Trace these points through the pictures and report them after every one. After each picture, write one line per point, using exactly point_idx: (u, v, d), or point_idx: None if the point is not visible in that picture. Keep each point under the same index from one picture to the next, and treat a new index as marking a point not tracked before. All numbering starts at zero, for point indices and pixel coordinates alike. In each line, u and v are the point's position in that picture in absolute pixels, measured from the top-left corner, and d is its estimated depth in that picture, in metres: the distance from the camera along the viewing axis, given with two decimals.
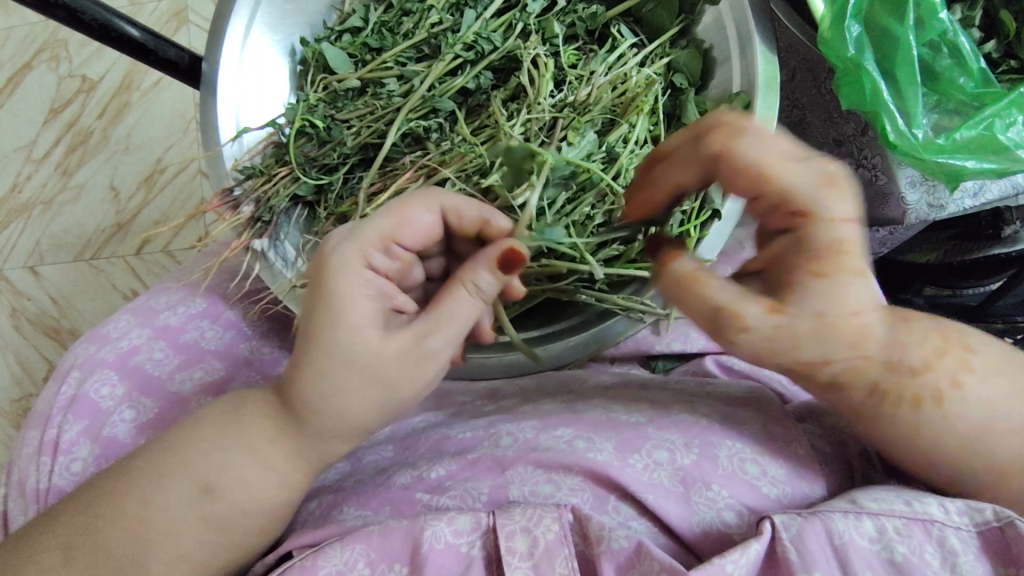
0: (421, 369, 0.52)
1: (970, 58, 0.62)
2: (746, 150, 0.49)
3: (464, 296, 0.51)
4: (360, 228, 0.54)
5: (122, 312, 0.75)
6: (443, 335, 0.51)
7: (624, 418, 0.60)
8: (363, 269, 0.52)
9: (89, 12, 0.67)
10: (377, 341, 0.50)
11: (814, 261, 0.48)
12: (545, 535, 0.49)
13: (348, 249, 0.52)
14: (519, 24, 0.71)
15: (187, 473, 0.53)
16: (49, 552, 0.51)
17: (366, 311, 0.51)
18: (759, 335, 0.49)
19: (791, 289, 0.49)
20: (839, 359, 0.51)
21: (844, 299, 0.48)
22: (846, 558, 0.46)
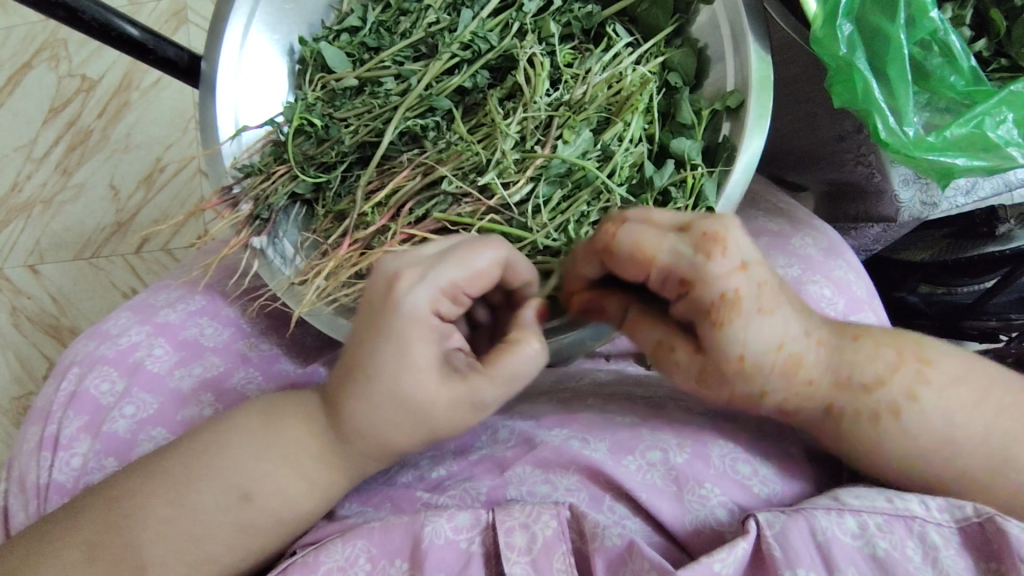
0: (470, 416, 0.52)
1: (960, 57, 0.63)
2: (624, 240, 0.53)
3: (528, 352, 0.51)
4: (435, 270, 0.52)
5: (122, 310, 0.76)
6: (497, 389, 0.51)
7: (620, 418, 0.60)
8: (433, 316, 0.51)
9: (90, 11, 0.67)
10: (434, 388, 0.50)
11: (710, 318, 0.51)
12: (543, 531, 0.50)
13: (422, 292, 0.51)
14: (515, 23, 0.72)
15: (219, 480, 0.53)
16: (73, 546, 0.52)
17: (429, 359, 0.50)
18: (690, 371, 0.55)
19: (705, 342, 0.52)
20: (772, 391, 0.54)
21: (756, 338, 0.51)
22: (829, 553, 0.47)
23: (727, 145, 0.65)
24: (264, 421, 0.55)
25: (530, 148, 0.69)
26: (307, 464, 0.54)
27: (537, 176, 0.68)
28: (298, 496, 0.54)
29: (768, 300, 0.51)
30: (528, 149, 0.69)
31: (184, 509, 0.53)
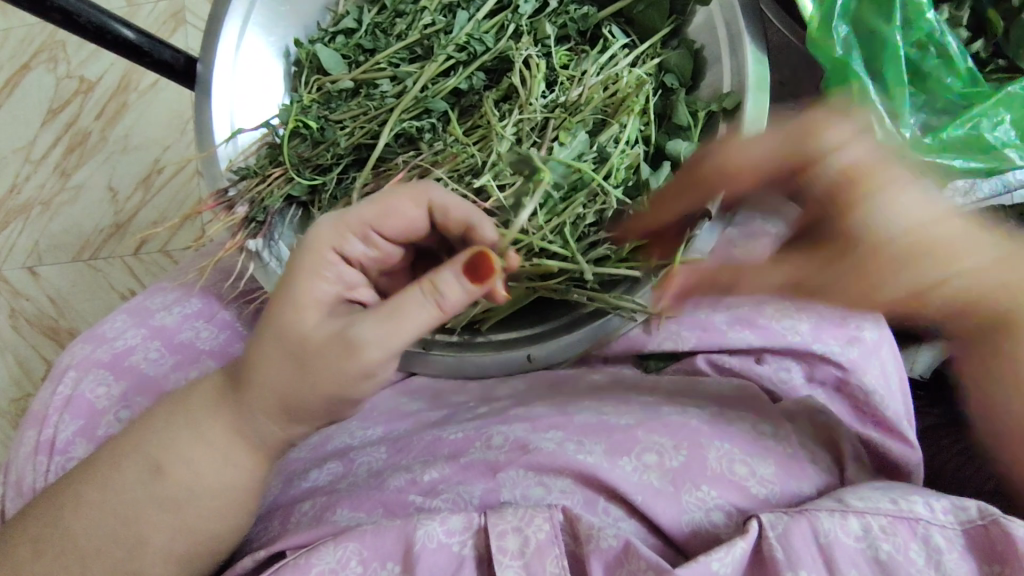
0: (344, 360, 0.49)
1: (956, 59, 0.63)
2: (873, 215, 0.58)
3: (416, 296, 0.47)
4: (344, 211, 0.55)
5: (118, 312, 0.75)
6: (371, 327, 0.48)
7: (615, 421, 0.60)
8: (331, 256, 0.53)
9: (85, 14, 0.67)
10: (312, 320, 0.50)
11: (852, 208, 0.59)
12: (536, 535, 0.50)
13: (325, 228, 0.54)
14: (512, 25, 0.72)
15: (135, 455, 0.54)
16: (20, 543, 0.53)
17: (314, 292, 0.51)
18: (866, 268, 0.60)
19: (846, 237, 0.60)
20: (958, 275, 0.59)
21: (905, 205, 0.59)
22: (831, 555, 0.47)
23: (723, 146, 0.65)
24: (180, 401, 0.57)
25: (526, 150, 0.69)
26: (225, 436, 0.54)
27: None
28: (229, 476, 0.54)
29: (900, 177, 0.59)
30: (524, 150, 0.69)
31: (115, 491, 0.53)
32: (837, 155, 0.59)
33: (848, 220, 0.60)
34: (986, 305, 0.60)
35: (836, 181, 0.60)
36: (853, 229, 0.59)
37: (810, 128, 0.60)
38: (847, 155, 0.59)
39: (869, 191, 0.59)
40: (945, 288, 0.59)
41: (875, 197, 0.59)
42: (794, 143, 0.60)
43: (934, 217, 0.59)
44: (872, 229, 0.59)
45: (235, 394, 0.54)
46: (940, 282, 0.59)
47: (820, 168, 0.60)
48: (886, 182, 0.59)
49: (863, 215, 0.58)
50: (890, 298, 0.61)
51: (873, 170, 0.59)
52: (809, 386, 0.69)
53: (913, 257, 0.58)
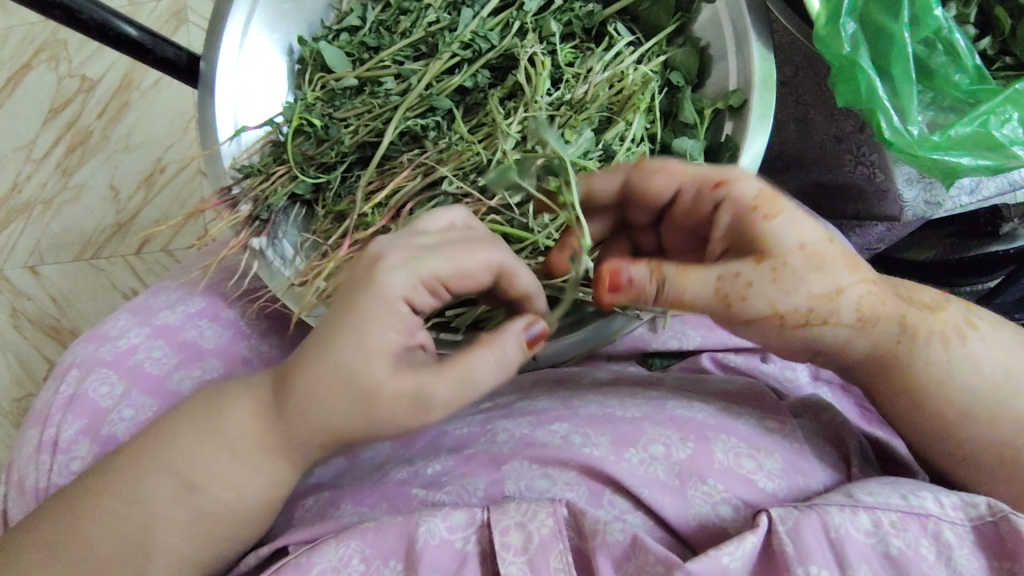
0: (411, 418, 0.48)
1: (964, 55, 0.63)
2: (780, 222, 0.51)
3: (490, 360, 0.49)
4: (418, 257, 0.50)
5: (121, 312, 0.75)
6: (444, 390, 0.48)
7: (621, 413, 0.59)
8: (401, 305, 0.49)
9: (87, 12, 0.67)
10: (384, 373, 0.48)
11: (759, 210, 0.52)
12: (539, 530, 0.49)
13: (399, 276, 0.49)
14: (516, 22, 0.71)
15: (158, 467, 0.52)
16: (32, 552, 0.51)
17: (385, 343, 0.48)
18: (763, 286, 0.51)
19: (758, 239, 0.52)
20: (845, 286, 0.52)
21: (799, 223, 0.51)
22: (842, 553, 0.46)
23: (730, 144, 0.64)
24: (205, 410, 0.54)
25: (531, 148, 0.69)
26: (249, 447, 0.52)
27: None
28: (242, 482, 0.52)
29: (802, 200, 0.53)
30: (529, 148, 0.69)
31: (132, 501, 0.52)
32: (730, 191, 0.53)
33: (756, 229, 0.52)
34: (880, 334, 0.54)
35: (737, 204, 0.52)
36: (704, 286, 0.52)
37: (724, 167, 0.54)
38: (749, 187, 0.52)
39: (764, 218, 0.51)
40: (840, 327, 0.53)
41: (771, 226, 0.51)
42: (705, 168, 0.55)
43: (831, 250, 0.52)
44: (744, 288, 0.51)
45: (272, 409, 0.51)
46: (829, 316, 0.52)
47: (732, 190, 0.53)
48: (780, 213, 0.51)
49: (717, 275, 0.52)
50: (768, 324, 0.53)
51: (763, 200, 0.52)
52: (814, 384, 0.71)
53: (794, 286, 0.51)
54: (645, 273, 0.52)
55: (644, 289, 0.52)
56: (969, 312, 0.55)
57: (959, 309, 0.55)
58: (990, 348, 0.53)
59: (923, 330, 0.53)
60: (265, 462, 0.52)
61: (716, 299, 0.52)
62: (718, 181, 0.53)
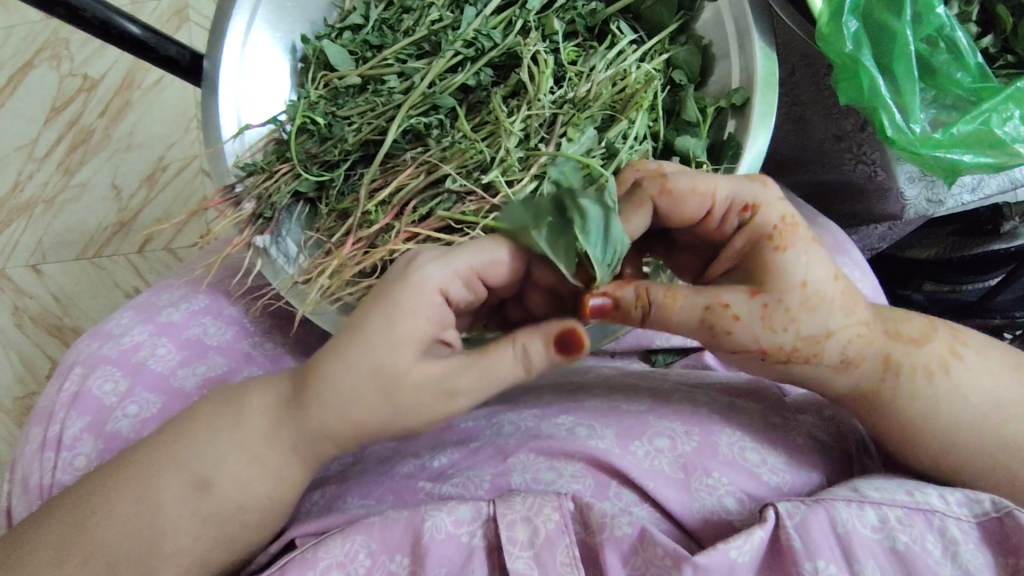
0: (434, 407, 0.48)
1: (967, 54, 0.63)
2: (788, 258, 0.49)
3: (509, 351, 0.48)
4: (451, 253, 0.52)
5: (125, 309, 0.75)
6: (471, 379, 0.48)
7: (626, 406, 0.60)
8: (435, 293, 0.50)
9: (90, 10, 0.67)
10: (413, 360, 0.48)
11: (772, 241, 0.50)
12: (545, 524, 0.49)
13: (433, 269, 0.50)
14: (520, 20, 0.71)
15: (167, 468, 0.52)
16: (38, 549, 0.51)
17: (416, 331, 0.49)
18: (752, 321, 0.49)
19: (761, 271, 0.49)
20: (837, 329, 0.50)
21: (813, 262, 0.49)
22: (849, 547, 0.46)
23: (732, 142, 0.65)
24: (214, 410, 0.54)
25: (534, 146, 0.69)
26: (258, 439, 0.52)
27: (540, 173, 0.67)
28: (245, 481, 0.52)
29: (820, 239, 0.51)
30: (532, 147, 0.69)
31: (145, 501, 0.51)
32: (753, 218, 0.51)
33: (763, 261, 0.50)
34: (864, 371, 0.53)
35: (755, 232, 0.51)
36: (689, 313, 0.49)
37: (753, 187, 0.51)
38: (774, 214, 0.51)
39: (778, 250, 0.49)
40: (826, 364, 0.51)
41: (784, 258, 0.49)
42: (732, 189, 0.51)
43: (833, 291, 0.50)
44: (733, 318, 0.49)
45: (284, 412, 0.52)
46: (817, 354, 0.51)
47: (757, 216, 0.51)
48: (795, 245, 0.49)
49: (704, 305, 0.49)
50: (751, 356, 0.51)
51: (782, 231, 0.50)
52: None
53: (784, 325, 0.49)
54: (630, 295, 0.49)
55: (629, 312, 0.50)
56: (954, 342, 0.54)
57: (943, 341, 0.54)
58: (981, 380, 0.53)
59: (908, 366, 0.52)
60: (271, 458, 0.52)
61: (700, 328, 0.50)
62: (745, 206, 0.51)
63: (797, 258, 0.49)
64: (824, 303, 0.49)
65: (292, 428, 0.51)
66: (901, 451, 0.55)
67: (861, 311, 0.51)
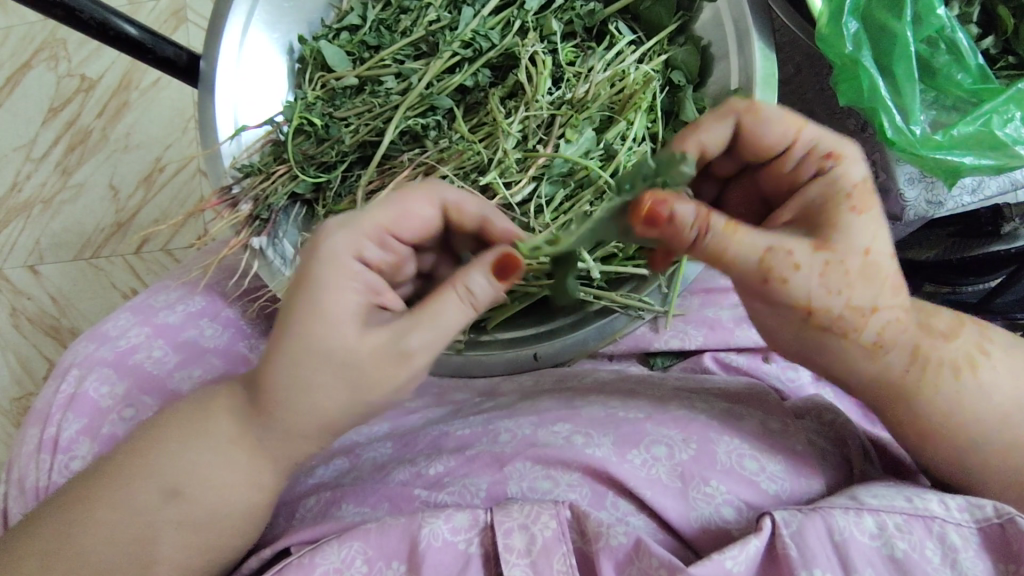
0: (396, 373, 0.48)
1: (968, 55, 0.63)
2: (860, 224, 0.49)
3: (451, 296, 0.48)
4: (357, 218, 0.53)
5: (121, 311, 0.75)
6: (422, 335, 0.47)
7: (624, 413, 0.59)
8: (352, 261, 0.51)
9: (87, 11, 0.66)
10: (353, 335, 0.48)
11: (849, 201, 0.49)
12: (543, 532, 0.49)
13: (340, 238, 0.51)
14: (518, 21, 0.71)
15: (152, 475, 0.52)
16: (26, 557, 0.51)
17: (347, 304, 0.49)
18: (810, 276, 0.48)
19: (831, 227, 0.49)
20: (883, 306, 0.50)
21: (884, 233, 0.49)
22: (846, 555, 0.46)
23: None
24: (198, 414, 0.53)
25: (532, 147, 0.69)
26: (231, 442, 0.52)
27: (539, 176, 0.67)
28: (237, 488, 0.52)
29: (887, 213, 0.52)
30: (530, 148, 0.69)
31: (122, 508, 0.51)
32: (837, 167, 0.51)
33: (836, 218, 0.49)
34: (882, 367, 0.52)
35: (832, 185, 0.50)
36: (748, 251, 0.47)
37: (841, 141, 0.52)
38: (855, 172, 0.51)
39: (856, 210, 0.49)
40: (857, 342, 0.51)
41: (857, 220, 0.49)
42: (820, 136, 0.52)
43: (891, 266, 0.50)
44: (789, 266, 0.48)
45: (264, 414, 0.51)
46: (859, 323, 0.50)
47: (839, 166, 0.51)
48: (870, 211, 0.49)
49: (767, 245, 0.48)
50: (793, 310, 0.50)
51: (860, 192, 0.50)
52: (815, 385, 0.72)
53: (838, 287, 0.48)
54: (690, 215, 0.46)
55: (683, 232, 0.47)
56: (981, 340, 0.54)
57: (971, 338, 0.54)
58: (987, 390, 0.52)
59: (932, 365, 0.52)
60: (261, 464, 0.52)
61: (755, 270, 0.48)
62: (829, 153, 0.51)
63: (869, 226, 0.49)
64: (882, 276, 0.49)
65: (288, 437, 0.51)
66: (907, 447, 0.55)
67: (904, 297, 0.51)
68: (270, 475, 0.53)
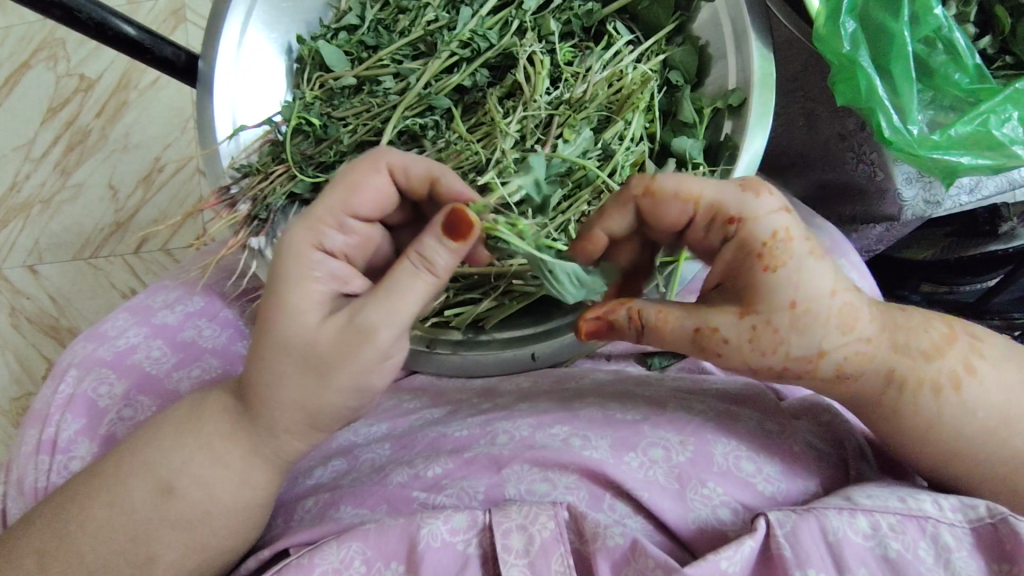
0: (358, 350, 0.47)
1: (965, 54, 0.63)
2: (781, 281, 0.47)
3: (405, 265, 0.46)
4: (308, 207, 0.50)
5: (119, 311, 0.74)
6: (376, 310, 0.46)
7: (621, 416, 0.59)
8: (312, 251, 0.49)
9: (86, 11, 0.66)
10: (314, 323, 0.48)
11: (760, 261, 0.47)
12: (541, 532, 0.49)
13: (296, 231, 0.50)
14: (516, 21, 0.71)
15: (147, 475, 0.52)
16: (25, 556, 0.51)
17: (308, 293, 0.48)
18: (742, 343, 0.49)
19: (751, 290, 0.48)
20: (830, 348, 0.49)
21: (808, 281, 0.48)
22: (840, 555, 0.46)
23: (730, 143, 0.63)
24: (191, 415, 0.54)
25: (530, 147, 0.68)
26: (222, 442, 0.52)
27: None
28: (235, 489, 0.52)
29: (816, 244, 0.48)
30: (528, 148, 0.68)
31: (116, 507, 0.51)
32: (739, 230, 0.48)
33: (754, 282, 0.48)
34: (867, 381, 0.52)
35: (741, 247, 0.48)
36: (681, 332, 0.50)
37: (741, 198, 0.48)
38: (761, 229, 0.47)
39: (769, 270, 0.47)
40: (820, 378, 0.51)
41: (772, 279, 0.47)
42: (717, 203, 0.48)
43: (827, 306, 0.48)
44: (724, 341, 0.49)
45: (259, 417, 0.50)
46: (809, 371, 0.50)
47: (744, 229, 0.48)
48: (787, 264, 0.47)
49: (694, 329, 0.50)
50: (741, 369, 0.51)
51: (770, 250, 0.47)
52: None
53: (773, 347, 0.49)
54: (624, 317, 0.51)
55: (625, 330, 0.52)
56: (971, 353, 0.52)
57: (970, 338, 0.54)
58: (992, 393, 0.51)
59: (913, 381, 0.51)
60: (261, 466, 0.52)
61: (694, 344, 0.50)
62: (730, 220, 0.48)
63: (789, 276, 0.47)
64: (820, 330, 0.49)
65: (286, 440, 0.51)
66: (909, 452, 0.54)
67: (862, 327, 0.50)
68: (270, 476, 0.53)
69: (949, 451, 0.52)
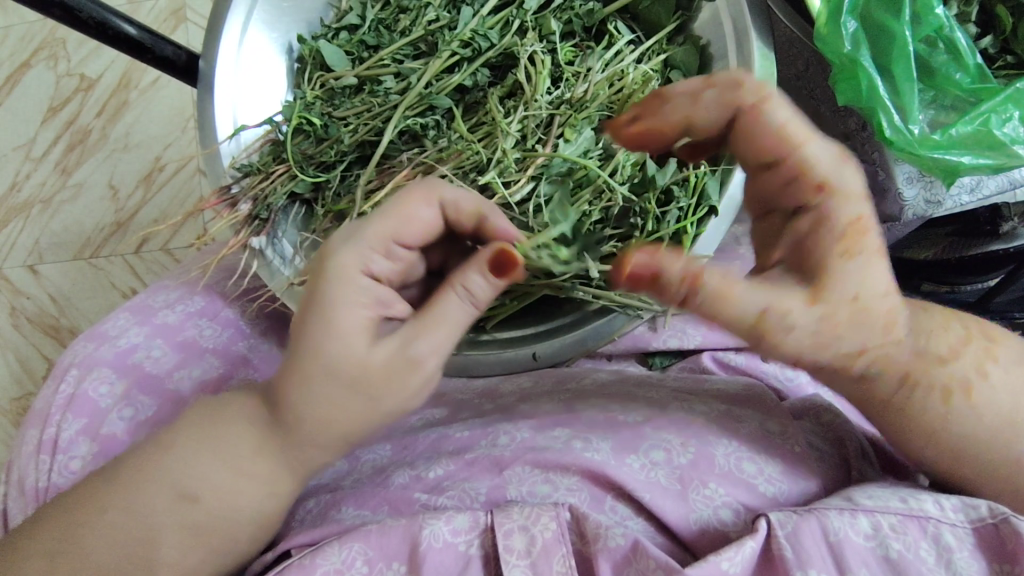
0: (404, 379, 0.49)
1: (966, 54, 0.63)
2: (852, 272, 0.47)
3: (453, 298, 0.49)
4: (360, 228, 0.53)
5: (120, 311, 0.74)
6: (429, 341, 0.49)
7: (622, 417, 0.59)
8: (361, 278, 0.50)
9: (87, 10, 0.66)
10: (364, 349, 0.48)
11: (843, 245, 0.47)
12: (543, 533, 0.49)
13: (347, 253, 0.51)
14: (517, 21, 0.71)
15: (159, 478, 0.52)
16: (31, 559, 0.51)
17: (356, 318, 0.49)
18: (803, 333, 0.47)
19: (820, 274, 0.47)
20: (870, 348, 0.50)
21: (876, 276, 0.48)
22: (841, 555, 0.46)
23: None
24: (211, 418, 0.53)
25: (530, 147, 0.68)
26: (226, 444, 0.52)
27: (538, 175, 0.67)
28: (233, 489, 0.52)
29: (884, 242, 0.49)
30: (529, 148, 0.69)
31: (130, 511, 0.51)
32: (831, 203, 0.48)
33: (828, 265, 0.47)
34: (879, 385, 0.52)
35: (822, 221, 0.48)
36: (744, 306, 0.46)
37: (842, 172, 0.49)
38: (850, 209, 0.48)
39: (848, 255, 0.47)
40: (845, 374, 0.52)
41: (848, 266, 0.47)
42: (808, 164, 0.49)
43: (881, 306, 0.48)
44: (788, 324, 0.47)
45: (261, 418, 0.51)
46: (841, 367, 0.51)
47: (835, 204, 0.48)
48: (862, 253, 0.47)
49: (764, 305, 0.46)
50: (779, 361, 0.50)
51: (854, 234, 0.47)
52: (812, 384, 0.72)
53: (831, 339, 0.48)
54: (679, 273, 0.45)
55: (673, 290, 0.46)
56: (985, 356, 0.53)
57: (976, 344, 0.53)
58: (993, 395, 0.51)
59: (925, 381, 0.51)
60: (263, 467, 0.52)
61: (751, 325, 0.47)
62: (823, 186, 0.48)
63: (862, 267, 0.47)
64: (869, 331, 0.49)
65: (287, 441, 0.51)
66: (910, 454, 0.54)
67: (895, 333, 0.50)
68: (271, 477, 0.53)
69: (951, 452, 0.52)
